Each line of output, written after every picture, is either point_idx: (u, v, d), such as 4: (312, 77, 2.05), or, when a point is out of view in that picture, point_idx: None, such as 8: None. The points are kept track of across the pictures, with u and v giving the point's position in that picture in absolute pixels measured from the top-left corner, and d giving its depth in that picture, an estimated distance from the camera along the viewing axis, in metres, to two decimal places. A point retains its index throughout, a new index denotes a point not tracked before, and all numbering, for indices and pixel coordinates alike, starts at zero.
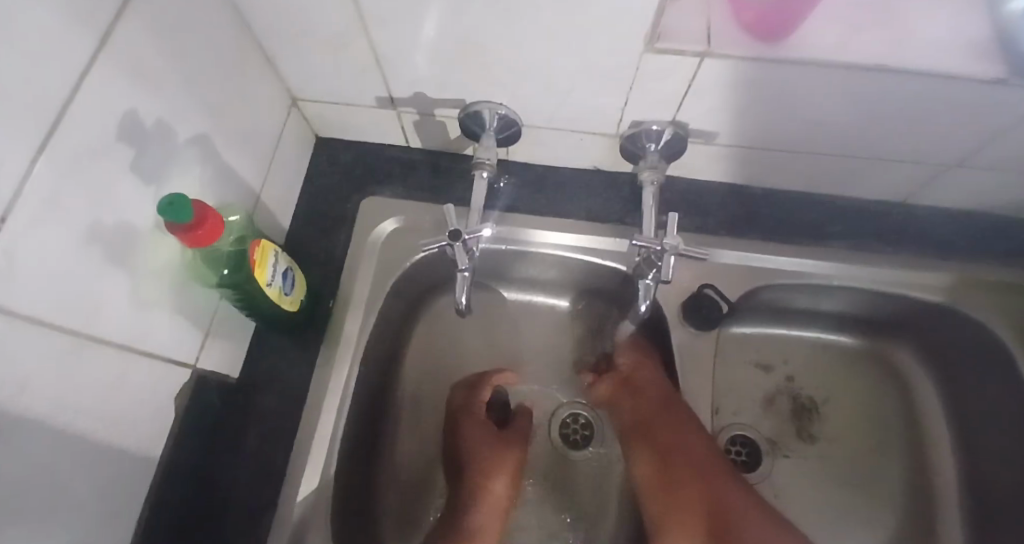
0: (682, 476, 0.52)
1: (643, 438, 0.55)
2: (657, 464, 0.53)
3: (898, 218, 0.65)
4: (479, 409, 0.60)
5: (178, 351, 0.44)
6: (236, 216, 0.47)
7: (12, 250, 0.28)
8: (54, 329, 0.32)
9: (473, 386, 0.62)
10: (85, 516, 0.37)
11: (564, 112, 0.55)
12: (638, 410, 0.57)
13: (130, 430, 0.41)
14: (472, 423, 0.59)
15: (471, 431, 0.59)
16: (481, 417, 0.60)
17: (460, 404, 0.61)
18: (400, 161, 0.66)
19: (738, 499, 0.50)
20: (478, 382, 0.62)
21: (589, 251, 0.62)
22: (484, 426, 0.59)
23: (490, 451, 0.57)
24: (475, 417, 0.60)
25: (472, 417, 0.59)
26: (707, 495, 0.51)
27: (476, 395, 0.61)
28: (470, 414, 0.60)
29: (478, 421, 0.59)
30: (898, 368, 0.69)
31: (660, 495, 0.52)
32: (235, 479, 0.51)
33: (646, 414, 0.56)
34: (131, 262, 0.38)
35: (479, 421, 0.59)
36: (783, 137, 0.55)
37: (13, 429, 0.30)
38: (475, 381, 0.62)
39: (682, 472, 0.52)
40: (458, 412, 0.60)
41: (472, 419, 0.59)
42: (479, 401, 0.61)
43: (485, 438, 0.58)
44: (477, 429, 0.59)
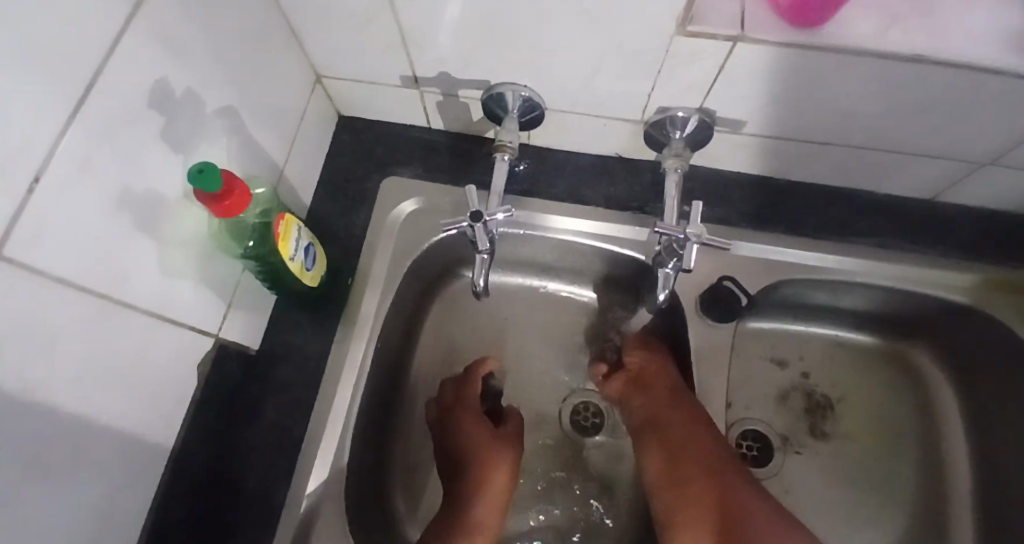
0: (691, 471, 0.50)
1: (655, 433, 0.54)
2: (665, 458, 0.52)
3: (927, 216, 0.63)
4: (472, 400, 0.60)
5: (201, 321, 0.45)
6: (262, 189, 0.48)
7: (43, 209, 0.29)
8: (84, 290, 0.33)
9: (462, 381, 0.62)
10: (114, 472, 0.38)
11: (588, 96, 0.54)
12: (648, 405, 0.56)
13: (156, 394, 0.42)
14: (467, 415, 0.58)
15: (467, 422, 0.57)
16: (476, 408, 0.59)
17: (451, 400, 0.60)
18: (421, 141, 0.66)
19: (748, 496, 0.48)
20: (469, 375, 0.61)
21: (608, 239, 0.62)
22: (478, 418, 0.58)
23: (485, 441, 0.56)
24: (469, 409, 0.59)
25: (465, 409, 0.58)
26: (716, 490, 0.48)
27: (467, 388, 0.61)
28: (463, 407, 0.59)
29: (471, 413, 0.58)
30: (918, 370, 0.68)
31: (668, 490, 0.51)
32: (253, 447, 0.52)
33: (656, 409, 0.55)
34: (159, 229, 0.38)
35: (474, 413, 0.58)
36: (812, 128, 0.54)
37: (42, 386, 0.31)
38: (462, 376, 0.63)
39: (689, 465, 0.50)
40: (452, 406, 0.59)
41: (467, 412, 0.58)
42: (471, 393, 0.60)
43: (479, 429, 0.57)
44: (471, 422, 0.57)
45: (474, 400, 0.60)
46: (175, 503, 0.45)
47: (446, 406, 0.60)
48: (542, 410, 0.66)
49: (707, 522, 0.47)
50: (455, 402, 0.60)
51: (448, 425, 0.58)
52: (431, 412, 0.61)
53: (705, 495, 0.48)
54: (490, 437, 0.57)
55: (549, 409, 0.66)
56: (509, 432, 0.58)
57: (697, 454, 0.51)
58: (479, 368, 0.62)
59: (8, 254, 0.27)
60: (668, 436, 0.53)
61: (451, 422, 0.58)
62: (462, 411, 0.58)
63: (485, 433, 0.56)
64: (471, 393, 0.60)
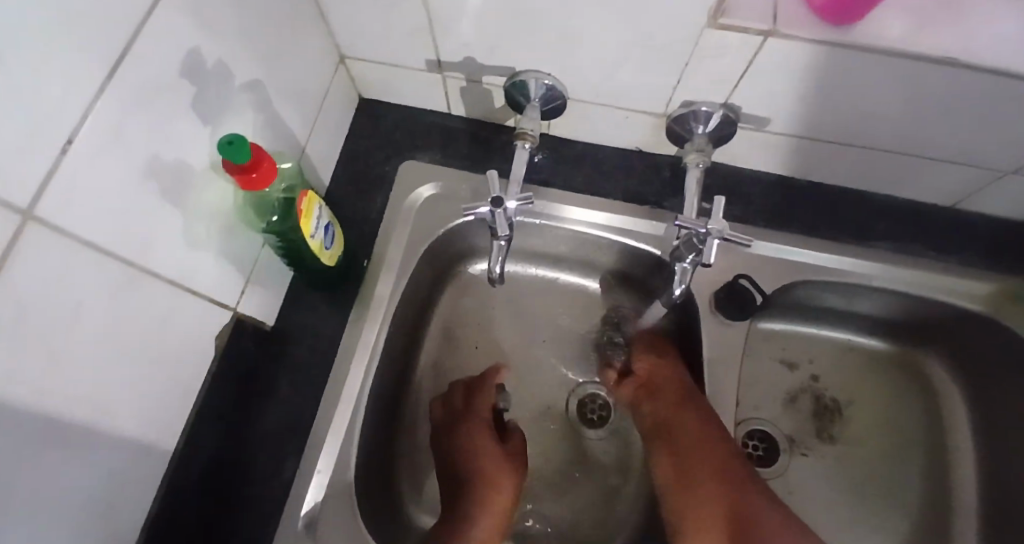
0: (704, 476, 0.50)
1: (664, 436, 0.54)
2: (676, 464, 0.52)
3: (946, 223, 0.63)
4: (482, 412, 0.59)
5: (221, 294, 0.46)
6: (287, 165, 0.48)
7: (75, 173, 0.29)
8: (112, 257, 0.33)
9: (474, 388, 0.61)
10: (130, 438, 0.39)
11: (613, 87, 0.54)
12: (659, 408, 0.56)
13: (175, 364, 0.42)
14: (477, 426, 0.58)
15: (477, 433, 0.57)
16: (486, 420, 0.59)
17: (461, 407, 0.60)
18: (441, 126, 0.66)
19: (760, 502, 0.48)
20: (480, 385, 0.61)
21: (624, 232, 0.62)
22: (488, 432, 0.58)
23: (493, 456, 0.56)
24: (479, 420, 0.59)
25: (475, 419, 0.58)
26: (729, 495, 0.49)
27: (478, 396, 0.60)
28: (473, 417, 0.59)
29: (481, 424, 0.58)
30: (928, 377, 0.68)
31: (679, 497, 0.50)
32: (266, 423, 0.53)
33: (667, 412, 0.55)
34: (184, 200, 0.38)
35: (484, 425, 0.58)
36: (838, 128, 0.53)
37: (65, 348, 0.31)
38: (474, 381, 0.62)
39: (698, 471, 0.50)
40: (461, 414, 0.59)
41: (478, 423, 0.58)
42: (481, 403, 0.60)
43: (489, 444, 0.57)
44: (481, 435, 0.57)
45: (485, 411, 0.60)
46: (188, 473, 0.46)
47: (454, 412, 0.59)
48: (550, 401, 0.66)
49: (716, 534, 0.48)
50: (464, 411, 0.59)
51: (456, 432, 0.58)
52: (435, 409, 0.60)
53: (714, 504, 0.49)
54: (498, 452, 0.57)
55: (556, 400, 0.66)
56: (514, 448, 0.58)
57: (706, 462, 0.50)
58: (492, 378, 0.61)
59: (40, 213, 0.28)
60: (678, 443, 0.52)
61: (460, 430, 0.58)
62: (471, 420, 0.58)
63: (494, 448, 0.57)
64: (482, 403, 0.60)
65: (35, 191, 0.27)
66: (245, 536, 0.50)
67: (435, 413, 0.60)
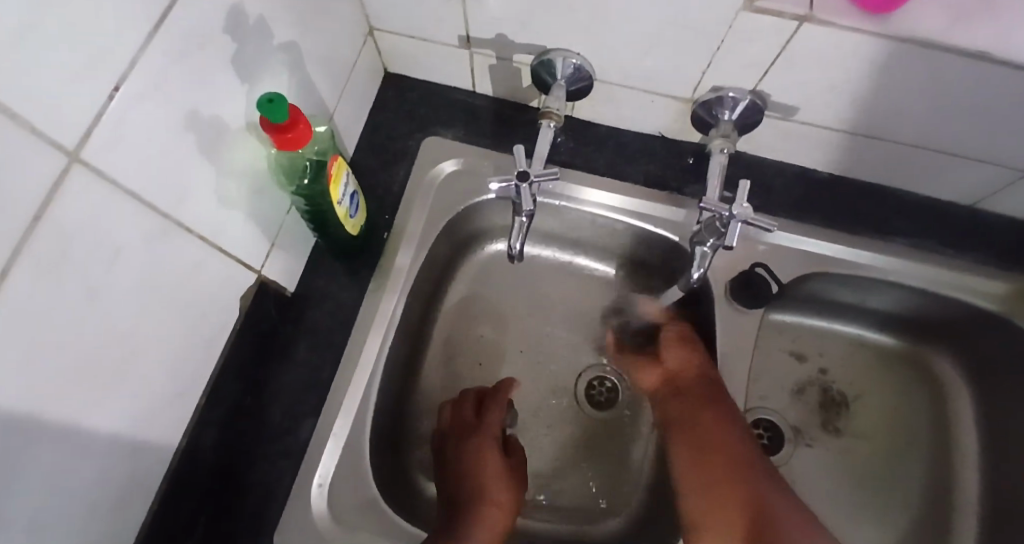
0: (721, 472, 0.50)
1: (682, 428, 0.54)
2: (694, 457, 0.52)
3: (964, 222, 0.63)
4: (491, 429, 0.58)
5: (247, 255, 0.46)
6: (322, 129, 0.48)
7: (120, 119, 0.30)
8: (149, 207, 0.34)
9: (486, 400, 0.60)
10: (157, 386, 0.40)
11: (641, 69, 0.54)
12: (675, 403, 0.56)
13: (201, 319, 0.43)
14: (486, 441, 0.57)
15: (484, 449, 0.56)
16: (495, 436, 0.58)
17: (470, 420, 0.59)
18: (465, 104, 0.66)
19: (779, 500, 0.48)
20: (493, 400, 0.60)
21: (643, 216, 0.62)
22: (494, 451, 0.56)
23: (495, 476, 0.54)
24: (488, 435, 0.57)
25: (484, 435, 0.57)
26: (745, 492, 0.48)
27: (490, 411, 0.59)
28: (483, 432, 0.57)
29: (489, 440, 0.57)
30: (935, 375, 0.68)
31: (694, 494, 0.50)
32: (283, 385, 0.54)
33: (684, 407, 0.55)
34: (218, 157, 0.39)
35: (492, 441, 0.57)
36: (865, 119, 0.53)
37: (101, 293, 0.32)
38: (487, 393, 0.61)
39: (715, 467, 0.50)
40: (469, 426, 0.58)
41: (485, 439, 0.57)
42: (493, 418, 0.59)
43: (494, 463, 0.55)
44: (488, 451, 0.56)
45: (495, 427, 0.58)
46: (207, 430, 0.47)
47: (463, 423, 0.59)
48: (559, 382, 0.67)
49: (729, 529, 0.47)
50: (473, 424, 0.58)
51: (462, 444, 0.57)
52: (444, 414, 0.60)
53: (728, 500, 0.48)
54: (502, 470, 0.55)
55: (565, 380, 0.67)
56: (515, 469, 0.57)
57: (723, 457, 0.51)
58: (504, 394, 0.60)
59: (85, 156, 0.28)
60: (697, 436, 0.53)
61: (466, 442, 0.57)
62: (480, 435, 0.57)
63: (499, 466, 0.55)
64: (493, 418, 0.59)
65: (81, 133, 0.28)
66: (258, 495, 0.50)
67: (443, 418, 0.60)
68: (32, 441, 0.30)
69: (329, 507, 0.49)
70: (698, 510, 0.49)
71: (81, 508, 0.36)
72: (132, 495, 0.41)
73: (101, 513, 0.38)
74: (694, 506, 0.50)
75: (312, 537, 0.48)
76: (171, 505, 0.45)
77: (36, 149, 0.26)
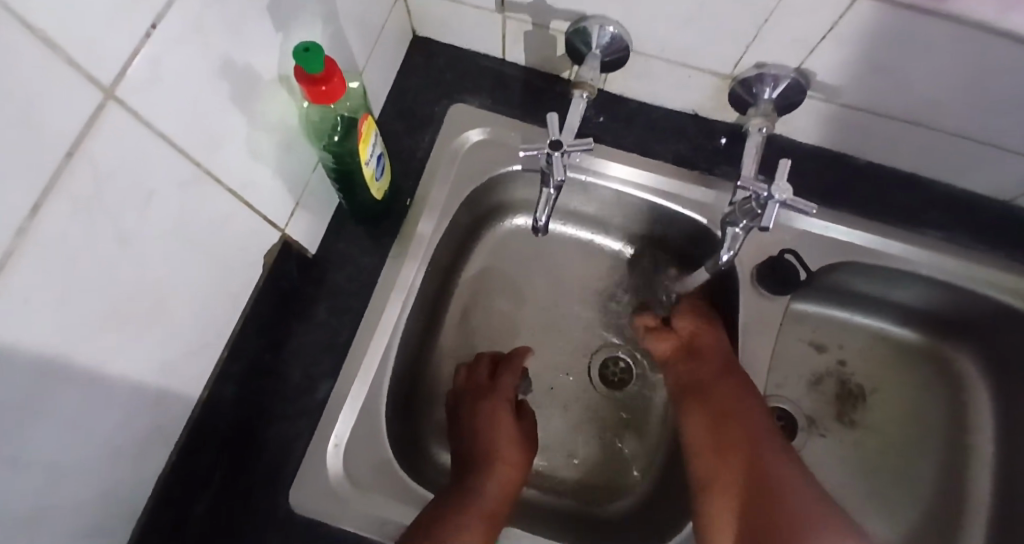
0: (732, 437, 0.50)
1: (697, 402, 0.54)
2: (707, 432, 0.52)
3: (999, 218, 0.61)
4: (504, 391, 0.58)
5: (271, 211, 0.46)
6: (355, 85, 0.47)
7: (159, 59, 0.29)
8: (180, 152, 0.33)
9: (501, 364, 0.60)
10: (178, 338, 0.40)
11: (681, 41, 0.52)
12: (695, 372, 0.56)
13: (224, 274, 0.43)
14: (499, 405, 0.57)
15: (498, 415, 0.56)
16: (508, 399, 0.58)
17: (485, 382, 0.59)
18: (494, 71, 0.64)
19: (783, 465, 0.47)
20: (507, 363, 0.60)
21: (670, 196, 0.61)
22: (506, 413, 0.56)
23: (505, 439, 0.55)
24: (501, 399, 0.57)
25: (498, 398, 0.57)
26: (752, 458, 0.48)
27: (504, 375, 0.59)
28: (496, 395, 0.57)
29: (502, 402, 0.57)
30: (954, 372, 0.67)
31: (704, 458, 0.51)
32: (301, 346, 0.54)
33: (702, 376, 0.55)
34: (249, 107, 0.38)
35: (504, 403, 0.57)
36: (909, 105, 0.51)
37: (132, 238, 0.32)
38: (503, 357, 0.61)
39: (726, 433, 0.50)
40: (483, 389, 0.58)
41: (499, 402, 0.57)
42: (506, 382, 0.59)
43: (507, 427, 0.55)
44: (501, 413, 0.56)
45: (506, 392, 0.58)
46: (227, 384, 0.48)
47: (478, 385, 0.58)
48: (573, 359, 0.67)
49: (734, 492, 0.47)
50: (487, 387, 0.58)
51: (476, 407, 0.56)
52: (459, 377, 0.60)
53: (733, 481, 0.48)
54: (514, 435, 0.56)
55: (581, 357, 0.67)
56: (528, 433, 0.57)
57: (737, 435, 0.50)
58: (518, 359, 0.60)
59: (119, 95, 0.27)
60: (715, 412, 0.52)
61: (480, 404, 0.57)
62: (493, 398, 0.57)
63: (511, 429, 0.56)
64: (506, 382, 0.58)
65: (117, 71, 0.27)
66: (274, 451, 0.51)
67: (458, 380, 0.60)
68: (58, 380, 0.29)
69: (344, 467, 0.50)
70: (708, 473, 0.50)
71: (103, 454, 0.36)
72: (151, 443, 0.41)
73: (121, 460, 0.38)
74: (703, 470, 0.50)
75: (326, 495, 0.49)
76: (194, 451, 0.46)
77: (70, 84, 0.25)
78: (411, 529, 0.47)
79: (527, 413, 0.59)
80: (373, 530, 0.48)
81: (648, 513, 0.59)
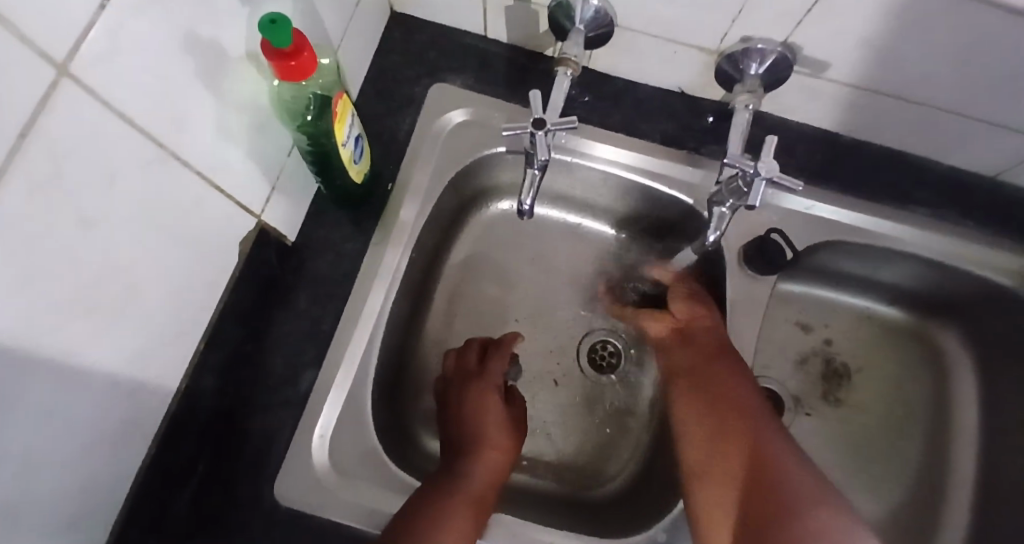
0: (725, 420, 0.50)
1: (692, 382, 0.54)
2: (702, 415, 0.51)
3: (985, 195, 0.61)
4: (494, 377, 0.57)
5: (246, 195, 0.44)
6: (330, 62, 0.45)
7: (116, 34, 0.27)
8: (144, 133, 0.32)
9: (490, 349, 0.60)
10: (151, 328, 0.39)
11: (668, 16, 0.51)
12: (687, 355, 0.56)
13: (198, 261, 0.41)
14: (488, 391, 0.56)
15: (486, 401, 0.55)
16: (497, 386, 0.57)
17: (474, 367, 0.58)
18: (476, 50, 0.63)
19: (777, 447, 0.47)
20: (496, 347, 0.59)
21: (657, 176, 0.60)
22: (496, 399, 0.56)
23: (496, 426, 0.54)
24: (490, 385, 0.57)
25: (487, 384, 0.56)
26: (746, 439, 0.48)
27: (493, 361, 0.58)
28: (485, 381, 0.57)
29: (491, 389, 0.56)
30: (938, 349, 0.68)
31: (698, 440, 0.50)
32: (283, 334, 0.53)
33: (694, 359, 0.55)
34: (218, 84, 0.36)
35: (493, 390, 0.56)
36: (898, 80, 0.51)
37: (94, 223, 0.30)
38: (492, 342, 0.61)
39: (720, 415, 0.50)
40: (472, 374, 0.57)
41: (488, 388, 0.56)
42: (495, 367, 0.58)
43: (497, 413, 0.55)
44: (490, 399, 0.55)
45: (495, 376, 0.57)
46: (206, 374, 0.47)
47: (467, 370, 0.58)
48: (562, 343, 0.66)
49: (728, 473, 0.47)
50: (475, 372, 0.57)
51: (465, 393, 0.56)
52: (448, 361, 0.59)
53: (727, 463, 0.48)
54: (504, 422, 0.55)
55: (569, 341, 0.66)
56: (517, 420, 0.56)
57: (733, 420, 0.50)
58: (508, 343, 0.59)
59: (75, 71, 0.26)
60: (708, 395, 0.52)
61: (469, 389, 0.56)
62: (482, 384, 0.56)
63: (500, 415, 0.55)
64: (495, 368, 0.58)
65: (71, 45, 0.25)
66: (257, 440, 0.50)
67: (447, 364, 0.59)
68: (24, 375, 0.28)
69: (329, 456, 0.49)
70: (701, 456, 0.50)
71: (76, 449, 0.35)
72: (128, 436, 0.40)
73: (98, 453, 0.37)
74: (697, 453, 0.50)
75: (311, 485, 0.48)
76: (175, 439, 0.45)
77: (22, 58, 0.23)
78: (400, 515, 0.46)
79: (517, 398, 0.59)
80: (360, 520, 0.48)
81: (635, 495, 0.60)
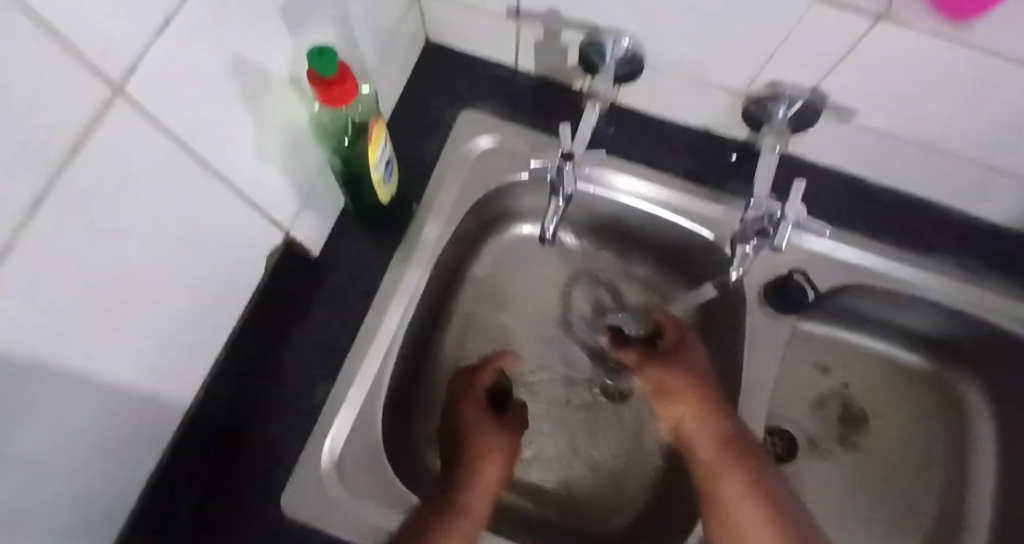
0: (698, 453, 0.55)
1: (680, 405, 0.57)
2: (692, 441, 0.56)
3: (1011, 247, 0.60)
4: (478, 390, 0.57)
5: (276, 212, 0.45)
6: (368, 89, 0.47)
7: (170, 55, 0.28)
8: (187, 150, 0.33)
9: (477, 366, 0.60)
10: (173, 338, 0.39)
11: (697, 56, 0.52)
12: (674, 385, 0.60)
13: (224, 274, 0.42)
14: (472, 404, 0.56)
15: (471, 414, 0.55)
16: (481, 399, 0.56)
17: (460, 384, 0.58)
18: (506, 79, 0.64)
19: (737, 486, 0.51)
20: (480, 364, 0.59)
21: (678, 210, 0.61)
22: (481, 412, 0.55)
23: (483, 438, 0.54)
24: (476, 398, 0.57)
25: (472, 398, 0.56)
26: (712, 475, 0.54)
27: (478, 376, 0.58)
28: (471, 394, 0.57)
29: (474, 401, 0.56)
30: (958, 400, 0.66)
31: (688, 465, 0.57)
32: (300, 349, 0.53)
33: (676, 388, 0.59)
34: (260, 106, 0.38)
35: (477, 404, 0.56)
36: (923, 128, 0.51)
37: (130, 238, 0.31)
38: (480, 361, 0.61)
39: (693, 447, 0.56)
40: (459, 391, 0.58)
41: (473, 402, 0.56)
42: (479, 381, 0.58)
43: (483, 424, 0.55)
44: (475, 412, 0.55)
45: (482, 387, 0.58)
46: (222, 386, 0.48)
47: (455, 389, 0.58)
48: (576, 373, 0.66)
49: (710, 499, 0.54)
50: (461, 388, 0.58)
51: (452, 409, 0.56)
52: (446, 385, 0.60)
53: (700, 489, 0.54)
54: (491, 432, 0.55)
55: (583, 369, 0.66)
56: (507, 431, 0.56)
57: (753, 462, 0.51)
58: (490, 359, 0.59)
59: (129, 91, 0.27)
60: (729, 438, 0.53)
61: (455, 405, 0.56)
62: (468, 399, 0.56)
63: (485, 426, 0.55)
64: (480, 381, 0.58)
65: (127, 66, 0.26)
66: (265, 456, 0.49)
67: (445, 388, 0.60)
68: (49, 381, 0.29)
69: (336, 476, 0.49)
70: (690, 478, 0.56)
71: (90, 457, 0.35)
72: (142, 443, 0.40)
73: (109, 460, 0.37)
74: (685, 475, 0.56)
75: (316, 505, 0.48)
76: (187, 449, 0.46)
77: (80, 80, 0.24)
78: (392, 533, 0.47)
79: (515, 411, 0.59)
80: (364, 543, 0.47)
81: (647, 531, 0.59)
